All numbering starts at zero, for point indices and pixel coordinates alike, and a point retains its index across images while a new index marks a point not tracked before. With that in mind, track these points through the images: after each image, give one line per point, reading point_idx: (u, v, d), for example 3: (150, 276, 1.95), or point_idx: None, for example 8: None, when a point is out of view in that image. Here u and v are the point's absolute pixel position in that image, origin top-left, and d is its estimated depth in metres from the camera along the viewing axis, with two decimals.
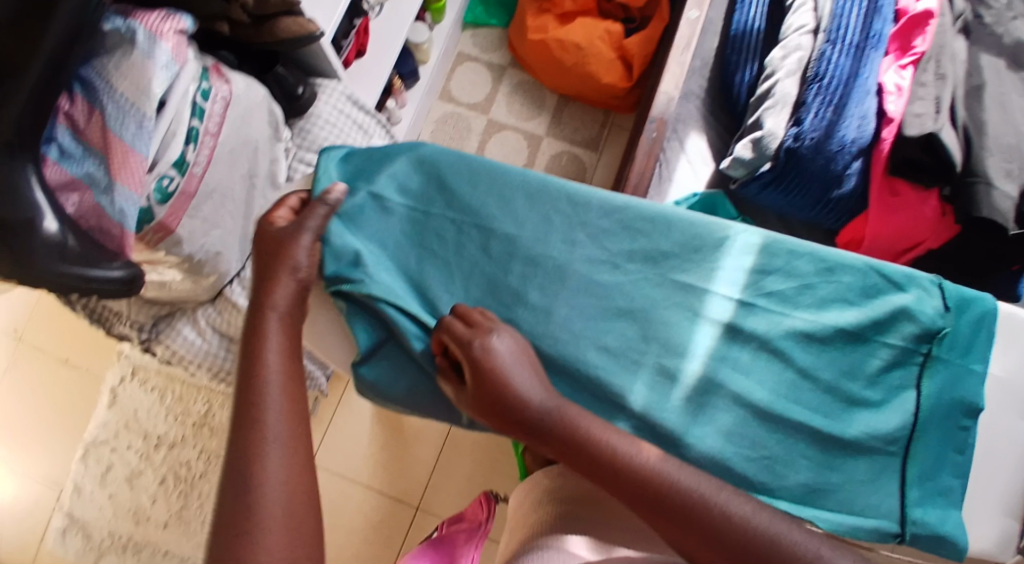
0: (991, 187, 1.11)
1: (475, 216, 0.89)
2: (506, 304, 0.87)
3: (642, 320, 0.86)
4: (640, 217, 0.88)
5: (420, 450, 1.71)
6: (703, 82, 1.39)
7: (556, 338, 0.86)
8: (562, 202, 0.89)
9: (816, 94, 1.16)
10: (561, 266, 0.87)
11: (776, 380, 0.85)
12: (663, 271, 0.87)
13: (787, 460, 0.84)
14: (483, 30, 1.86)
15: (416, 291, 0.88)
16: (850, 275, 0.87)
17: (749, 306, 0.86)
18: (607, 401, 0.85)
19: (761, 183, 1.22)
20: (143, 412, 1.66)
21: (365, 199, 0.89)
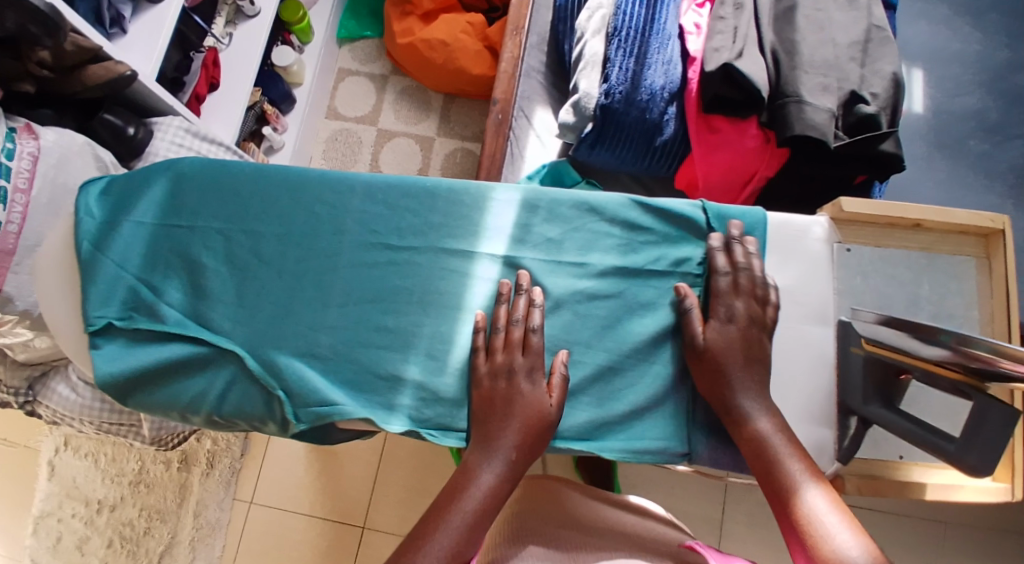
0: (802, 103, 1.13)
1: (243, 224, 0.93)
2: (283, 302, 0.91)
3: (413, 294, 0.90)
4: (401, 192, 0.92)
5: (354, 469, 1.72)
6: (542, 57, 1.39)
7: (333, 327, 0.90)
8: (323, 195, 0.93)
9: (617, 48, 1.19)
10: (331, 254, 0.91)
11: (551, 325, 0.89)
12: (431, 241, 0.91)
13: (569, 399, 0.88)
14: (361, 43, 1.83)
15: (191, 307, 0.92)
16: (612, 211, 0.91)
17: (513, 259, 0.90)
18: (386, 379, 0.88)
19: (589, 144, 1.24)
20: (81, 478, 1.70)
21: (130, 228, 0.93)
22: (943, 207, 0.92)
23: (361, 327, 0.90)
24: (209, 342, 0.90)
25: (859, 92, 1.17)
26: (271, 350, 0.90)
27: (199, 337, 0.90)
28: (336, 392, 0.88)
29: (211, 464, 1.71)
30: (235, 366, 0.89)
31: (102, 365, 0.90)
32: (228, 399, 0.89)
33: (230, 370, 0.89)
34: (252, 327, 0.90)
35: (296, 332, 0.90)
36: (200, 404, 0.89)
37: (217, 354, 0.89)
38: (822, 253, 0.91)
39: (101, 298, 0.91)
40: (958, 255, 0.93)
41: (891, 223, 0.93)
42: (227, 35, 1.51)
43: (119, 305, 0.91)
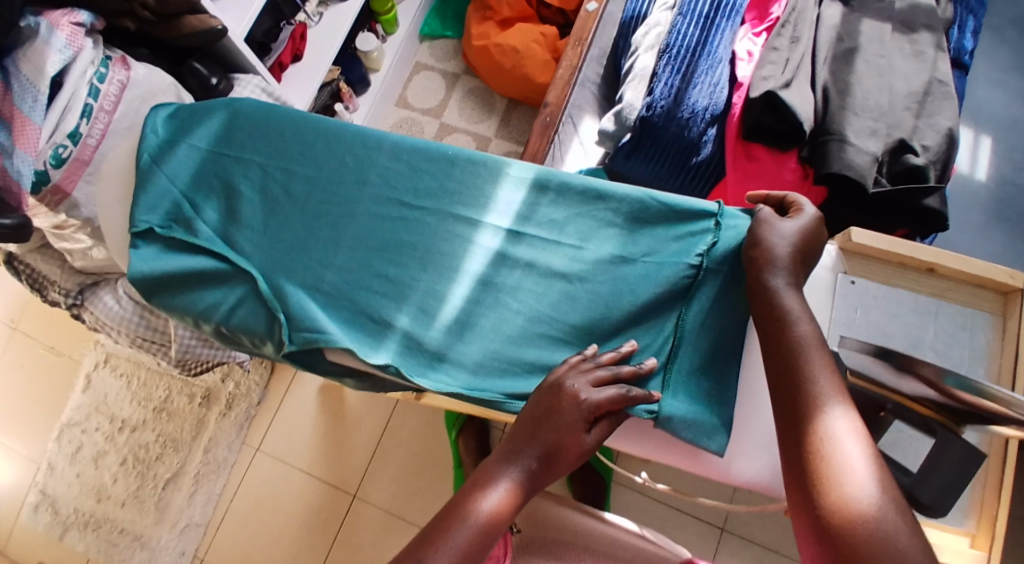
0: (844, 143, 1.14)
1: (282, 162, 1.00)
2: (300, 238, 0.97)
3: (420, 250, 0.96)
4: (426, 157, 0.98)
5: (358, 439, 1.77)
6: (600, 70, 1.44)
7: (341, 267, 0.96)
8: (355, 147, 0.99)
9: (666, 64, 1.25)
10: (352, 202, 0.98)
11: (542, 299, 0.94)
12: (445, 206, 0.97)
13: (546, 366, 0.92)
14: (441, 41, 1.90)
15: (223, 227, 0.98)
16: (620, 202, 0.95)
17: (517, 232, 0.95)
18: (380, 324, 0.94)
19: (626, 154, 1.30)
20: (112, 396, 1.79)
21: (185, 150, 1.01)
22: (961, 254, 0.87)
23: (365, 272, 0.96)
24: (231, 260, 0.96)
25: (908, 141, 1.16)
26: (282, 279, 0.96)
27: (222, 254, 0.96)
28: (332, 322, 0.94)
29: (229, 407, 1.76)
30: (249, 287, 0.95)
31: (136, 263, 0.97)
32: (237, 318, 0.95)
33: (244, 289, 0.95)
34: (273, 255, 0.97)
35: (306, 266, 0.96)
36: (211, 314, 0.95)
37: (237, 274, 0.96)
38: (823, 281, 0.89)
39: (148, 205, 0.98)
40: (973, 308, 0.88)
41: (901, 263, 0.90)
42: (319, 14, 1.52)
43: (162, 215, 0.98)
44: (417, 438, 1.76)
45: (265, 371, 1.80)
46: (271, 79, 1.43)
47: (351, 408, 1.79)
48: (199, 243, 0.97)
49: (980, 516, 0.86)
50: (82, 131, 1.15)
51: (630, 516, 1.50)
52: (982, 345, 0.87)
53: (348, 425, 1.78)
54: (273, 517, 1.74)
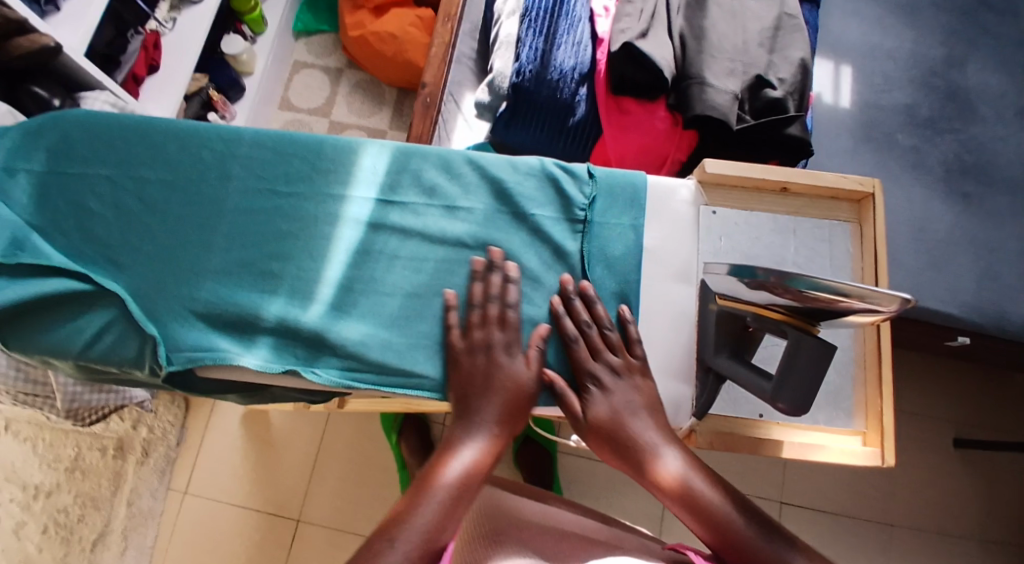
0: (704, 85, 1.15)
1: (140, 173, 0.90)
2: (168, 247, 0.89)
3: (301, 240, 0.89)
4: (290, 142, 0.91)
5: (291, 459, 1.72)
6: (474, 43, 1.43)
7: (218, 273, 0.88)
8: (215, 144, 0.91)
9: (528, 28, 1.24)
10: (217, 200, 0.90)
11: (437, 274, 0.89)
12: (320, 190, 0.90)
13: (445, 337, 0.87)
14: (317, 37, 1.85)
15: (78, 247, 0.89)
16: (497, 164, 0.91)
17: (402, 207, 0.90)
18: (273, 326, 0.86)
19: (503, 123, 1.28)
20: (18, 462, 1.62)
21: (25, 179, 0.91)
22: (811, 169, 0.88)
23: (243, 271, 0.88)
24: (97, 282, 0.86)
25: (764, 76, 1.18)
26: (156, 293, 0.87)
27: (81, 279, 0.86)
28: (217, 334, 0.86)
29: (145, 453, 1.70)
30: (120, 309, 0.86)
31: None
32: (110, 345, 0.85)
33: (113, 311, 0.86)
34: (143, 269, 0.88)
35: (180, 277, 0.88)
36: (71, 343, 0.85)
37: (106, 297, 0.86)
38: (686, 216, 0.90)
39: None
40: (830, 219, 0.89)
41: (756, 187, 0.90)
42: (173, 20, 1.49)
43: (4, 242, 0.86)
44: (353, 447, 1.72)
45: (179, 408, 1.74)
46: (126, 96, 1.39)
47: (279, 430, 1.73)
48: (53, 268, 0.86)
49: (867, 415, 0.86)
50: None
51: (578, 486, 1.47)
52: (842, 254, 0.89)
53: (276, 448, 1.72)
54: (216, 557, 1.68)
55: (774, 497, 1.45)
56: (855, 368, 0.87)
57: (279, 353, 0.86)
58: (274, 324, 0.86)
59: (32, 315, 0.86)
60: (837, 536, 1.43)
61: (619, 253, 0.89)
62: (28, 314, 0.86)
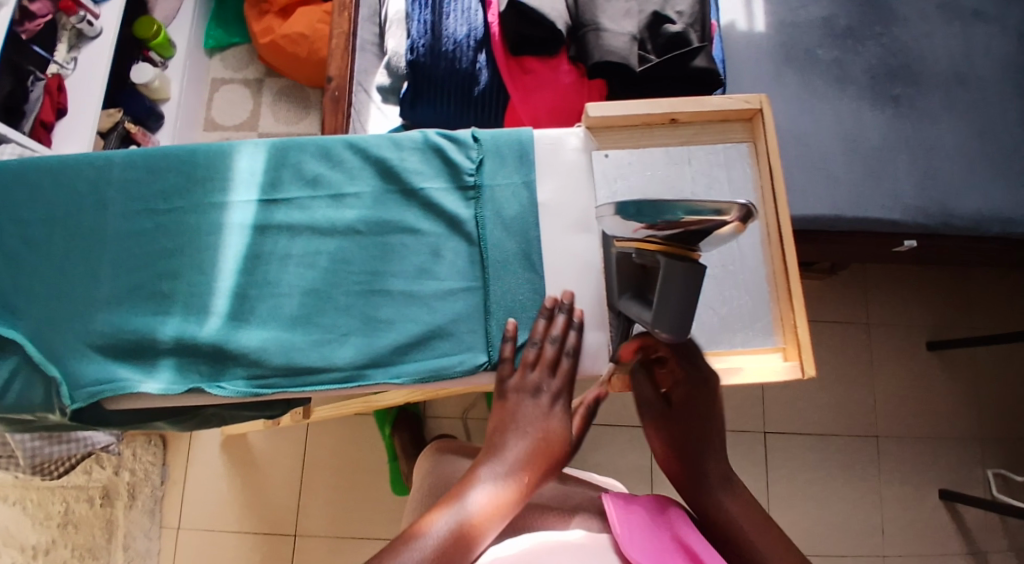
0: (600, 30, 1.11)
1: (13, 213, 0.86)
2: (57, 285, 0.85)
3: (192, 253, 0.86)
4: (163, 156, 0.87)
5: (278, 476, 1.69)
6: (374, 29, 1.38)
7: (109, 303, 0.85)
8: (85, 171, 0.87)
9: (414, 4, 1.20)
10: (99, 230, 0.86)
11: (333, 264, 0.87)
12: (202, 199, 0.87)
13: (352, 328, 0.85)
14: (231, 50, 1.78)
15: None
16: (377, 143, 0.88)
17: (288, 203, 0.87)
18: (175, 347, 0.83)
19: (408, 105, 1.23)
20: (14, 526, 1.68)
21: None
22: (696, 96, 0.84)
23: (137, 296, 0.85)
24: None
25: (661, 12, 1.13)
26: (53, 335, 0.84)
27: None
28: (120, 365, 0.83)
29: (132, 497, 1.66)
30: (21, 357, 0.83)
31: None
32: (20, 394, 0.83)
33: (14, 360, 0.83)
34: (35, 313, 0.85)
35: (72, 313, 0.84)
36: None
37: (5, 347, 0.83)
38: (579, 163, 0.86)
39: None
40: (723, 142, 0.85)
41: (643, 123, 0.86)
42: (74, 60, 1.44)
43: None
44: (337, 454, 1.70)
45: (158, 446, 1.69)
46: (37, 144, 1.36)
47: (259, 450, 1.71)
48: None
49: (784, 330, 0.84)
50: None
51: None
52: (741, 177, 0.85)
53: (261, 469, 1.70)
54: None
55: (756, 429, 1.44)
56: (767, 286, 0.85)
57: (185, 373, 0.83)
58: (173, 345, 0.83)
59: None
60: (825, 457, 1.44)
61: (512, 214, 0.86)
62: None
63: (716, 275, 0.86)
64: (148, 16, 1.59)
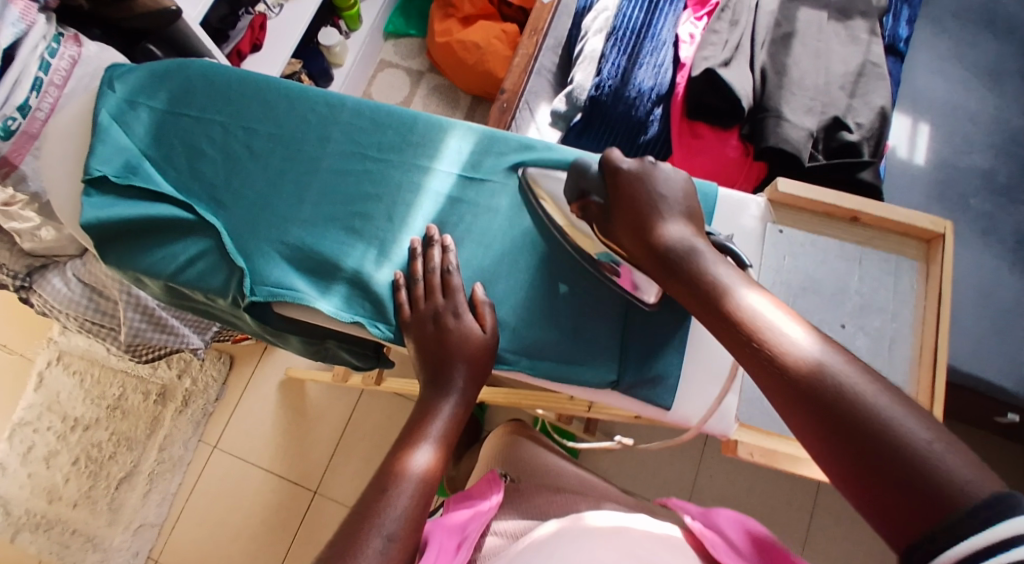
0: (780, 119, 1.19)
1: (245, 120, 0.96)
2: (265, 193, 0.93)
3: (388, 202, 0.94)
4: (389, 115, 0.97)
5: (320, 434, 1.75)
6: (555, 59, 1.49)
7: (306, 222, 0.93)
8: (319, 104, 0.97)
9: (613, 46, 1.30)
10: (315, 157, 0.95)
11: (504, 250, 0.93)
12: (410, 159, 0.96)
13: (503, 313, 0.91)
14: (405, 40, 1.99)
15: (181, 182, 0.93)
16: (573, 158, 0.96)
17: (478, 183, 0.96)
18: (349, 279, 0.91)
19: (576, 133, 1.32)
20: (65, 394, 1.76)
21: (139, 111, 0.96)
22: (885, 204, 0.92)
23: (329, 224, 0.93)
24: (197, 212, 0.91)
25: (841, 118, 1.22)
26: (248, 234, 0.92)
27: (183, 210, 0.91)
28: (299, 278, 0.91)
29: (185, 403, 1.76)
30: (215, 243, 0.91)
31: (87, 214, 0.90)
32: (200, 273, 0.90)
33: (207, 243, 0.91)
34: (239, 210, 0.93)
35: (271, 221, 0.92)
36: (163, 267, 0.90)
37: (204, 230, 0.91)
38: (756, 232, 0.91)
39: (104, 157, 0.92)
40: (897, 254, 0.92)
41: (828, 213, 0.94)
42: (280, 6, 1.59)
43: (118, 166, 0.92)
44: (379, 431, 1.74)
45: (223, 365, 1.80)
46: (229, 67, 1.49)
47: (313, 403, 1.77)
48: (159, 194, 0.91)
49: None
50: (31, 104, 1.14)
51: None
52: (907, 289, 0.91)
53: (309, 422, 1.76)
54: (233, 519, 1.71)
55: (794, 546, 1.48)
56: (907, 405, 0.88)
57: (351, 304, 0.91)
58: (352, 276, 0.91)
59: (128, 234, 0.91)
60: None
61: None
62: (129, 235, 0.91)
63: None
64: None
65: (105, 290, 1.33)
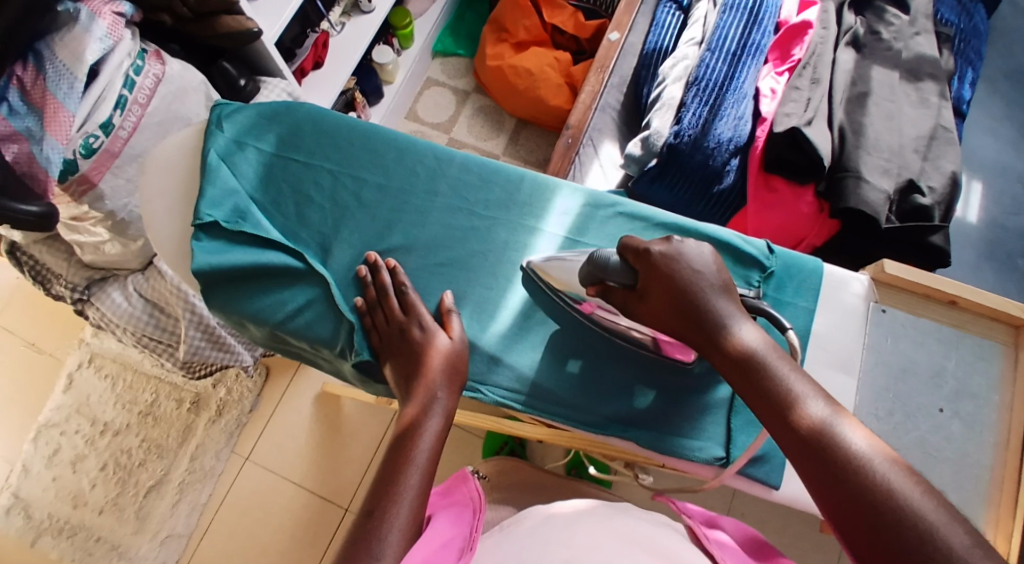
0: (860, 181, 1.19)
1: (352, 169, 0.98)
2: (373, 246, 0.96)
3: (493, 260, 0.96)
4: (495, 171, 0.99)
5: (352, 450, 1.74)
6: (620, 97, 1.48)
7: (411, 277, 0.95)
8: (427, 158, 0.99)
9: (694, 96, 1.29)
10: (421, 211, 0.97)
11: None
12: (514, 217, 0.97)
13: (606, 382, 0.93)
14: (453, 60, 2.00)
15: (289, 230, 0.96)
16: (670, 224, 0.96)
17: (576, 243, 0.96)
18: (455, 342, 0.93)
19: (650, 176, 1.32)
20: (95, 397, 1.74)
21: (249, 153, 0.99)
22: (979, 288, 0.93)
23: (435, 280, 0.95)
24: (306, 259, 0.94)
25: (916, 182, 1.23)
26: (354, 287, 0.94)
27: (285, 260, 0.93)
28: None
29: (219, 413, 1.74)
30: (322, 292, 0.93)
31: (198, 257, 0.93)
32: (304, 322, 0.92)
33: (315, 291, 0.93)
34: (346, 261, 0.95)
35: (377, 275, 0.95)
36: (271, 315, 0.92)
37: (312, 278, 0.93)
38: (856, 309, 0.94)
39: (213, 200, 0.95)
40: (987, 339, 0.94)
41: (928, 295, 0.95)
42: (342, 24, 1.62)
43: (227, 211, 0.95)
44: None
45: (260, 376, 1.78)
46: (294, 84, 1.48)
47: (348, 418, 1.77)
48: (266, 240, 0.94)
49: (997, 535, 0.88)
50: (114, 122, 1.17)
51: None
52: (997, 376, 0.93)
53: (343, 436, 1.75)
54: (263, 532, 1.69)
55: None
56: (995, 489, 0.90)
57: None
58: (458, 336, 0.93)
59: (236, 278, 0.94)
60: None
61: (785, 332, 0.92)
62: (236, 281, 0.93)
63: (953, 460, 0.90)
64: (405, 9, 1.79)
65: (165, 307, 1.35)
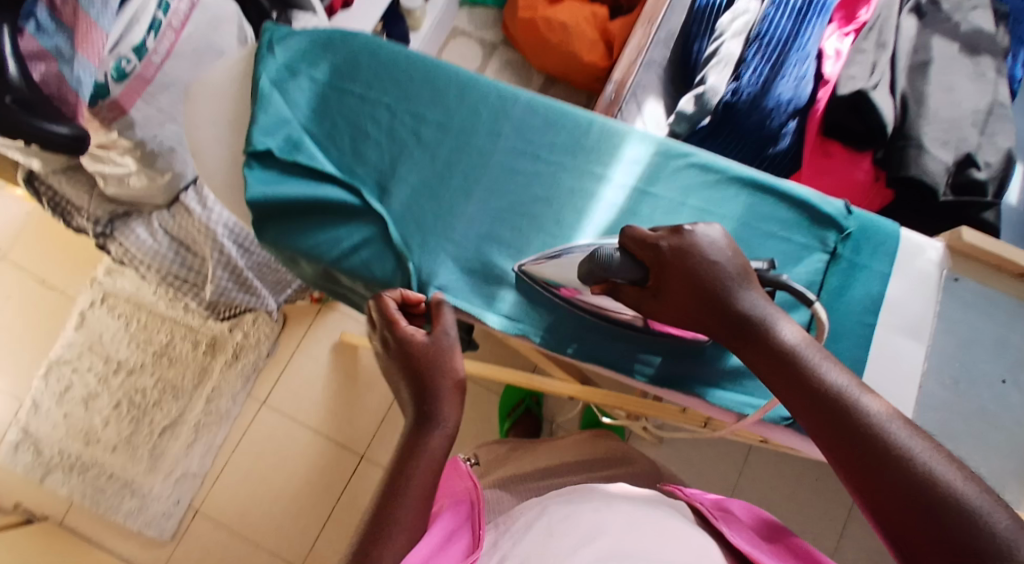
0: (922, 151, 1.18)
1: (412, 105, 0.95)
2: (434, 185, 0.93)
3: (557, 204, 0.93)
4: (561, 114, 0.95)
5: (368, 400, 1.72)
6: (667, 52, 1.43)
7: (472, 219, 0.92)
8: (490, 96, 0.95)
9: (756, 52, 1.25)
10: (484, 152, 0.94)
11: None
12: (579, 163, 0.94)
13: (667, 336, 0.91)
14: (480, 9, 1.94)
15: (345, 164, 0.93)
16: (744, 178, 0.94)
17: (645, 193, 0.93)
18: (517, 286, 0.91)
19: (699, 135, 1.30)
20: (108, 335, 1.70)
21: (303, 81, 0.95)
22: None
23: (496, 224, 0.93)
24: (363, 196, 0.92)
25: (975, 156, 1.20)
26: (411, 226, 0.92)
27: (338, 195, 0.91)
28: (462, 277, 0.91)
29: (236, 356, 1.70)
30: (377, 231, 0.91)
31: (252, 187, 0.91)
32: (356, 264, 0.90)
33: (370, 230, 0.91)
34: (404, 199, 0.92)
35: (438, 215, 0.92)
36: (326, 251, 0.91)
37: (367, 215, 0.92)
38: (929, 276, 0.93)
39: (266, 129, 0.92)
40: None
41: (998, 265, 0.94)
42: None
43: (282, 140, 0.92)
44: None
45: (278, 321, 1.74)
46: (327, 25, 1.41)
47: (366, 367, 1.74)
48: (320, 173, 0.92)
49: None
50: (148, 45, 1.08)
51: None
52: None
53: (360, 385, 1.73)
54: (277, 477, 1.68)
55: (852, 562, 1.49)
56: None
57: (519, 309, 0.91)
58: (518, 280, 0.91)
59: (289, 212, 0.92)
60: None
61: (858, 296, 0.92)
62: (289, 215, 0.92)
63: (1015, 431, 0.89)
64: None
65: (192, 246, 1.35)
